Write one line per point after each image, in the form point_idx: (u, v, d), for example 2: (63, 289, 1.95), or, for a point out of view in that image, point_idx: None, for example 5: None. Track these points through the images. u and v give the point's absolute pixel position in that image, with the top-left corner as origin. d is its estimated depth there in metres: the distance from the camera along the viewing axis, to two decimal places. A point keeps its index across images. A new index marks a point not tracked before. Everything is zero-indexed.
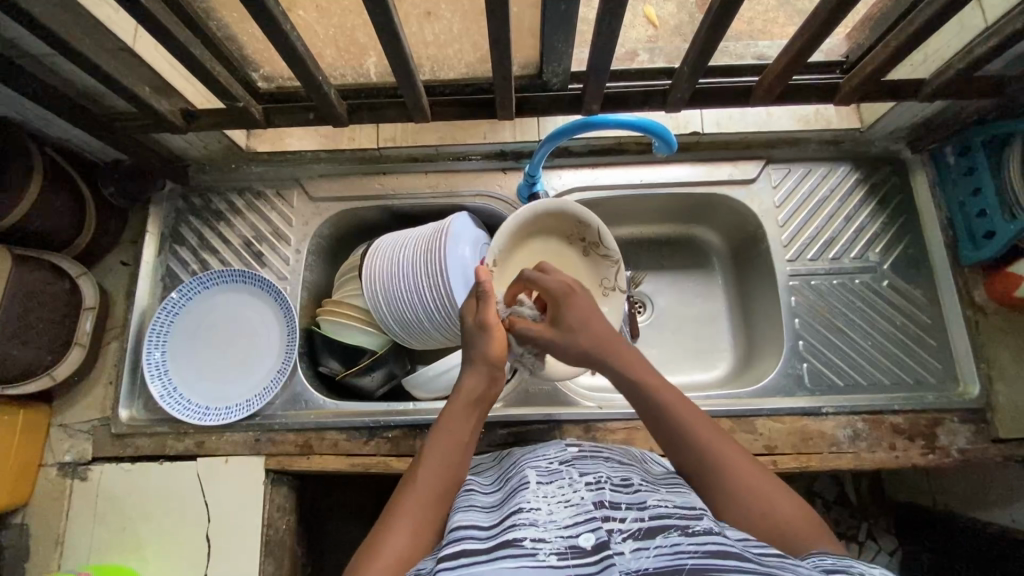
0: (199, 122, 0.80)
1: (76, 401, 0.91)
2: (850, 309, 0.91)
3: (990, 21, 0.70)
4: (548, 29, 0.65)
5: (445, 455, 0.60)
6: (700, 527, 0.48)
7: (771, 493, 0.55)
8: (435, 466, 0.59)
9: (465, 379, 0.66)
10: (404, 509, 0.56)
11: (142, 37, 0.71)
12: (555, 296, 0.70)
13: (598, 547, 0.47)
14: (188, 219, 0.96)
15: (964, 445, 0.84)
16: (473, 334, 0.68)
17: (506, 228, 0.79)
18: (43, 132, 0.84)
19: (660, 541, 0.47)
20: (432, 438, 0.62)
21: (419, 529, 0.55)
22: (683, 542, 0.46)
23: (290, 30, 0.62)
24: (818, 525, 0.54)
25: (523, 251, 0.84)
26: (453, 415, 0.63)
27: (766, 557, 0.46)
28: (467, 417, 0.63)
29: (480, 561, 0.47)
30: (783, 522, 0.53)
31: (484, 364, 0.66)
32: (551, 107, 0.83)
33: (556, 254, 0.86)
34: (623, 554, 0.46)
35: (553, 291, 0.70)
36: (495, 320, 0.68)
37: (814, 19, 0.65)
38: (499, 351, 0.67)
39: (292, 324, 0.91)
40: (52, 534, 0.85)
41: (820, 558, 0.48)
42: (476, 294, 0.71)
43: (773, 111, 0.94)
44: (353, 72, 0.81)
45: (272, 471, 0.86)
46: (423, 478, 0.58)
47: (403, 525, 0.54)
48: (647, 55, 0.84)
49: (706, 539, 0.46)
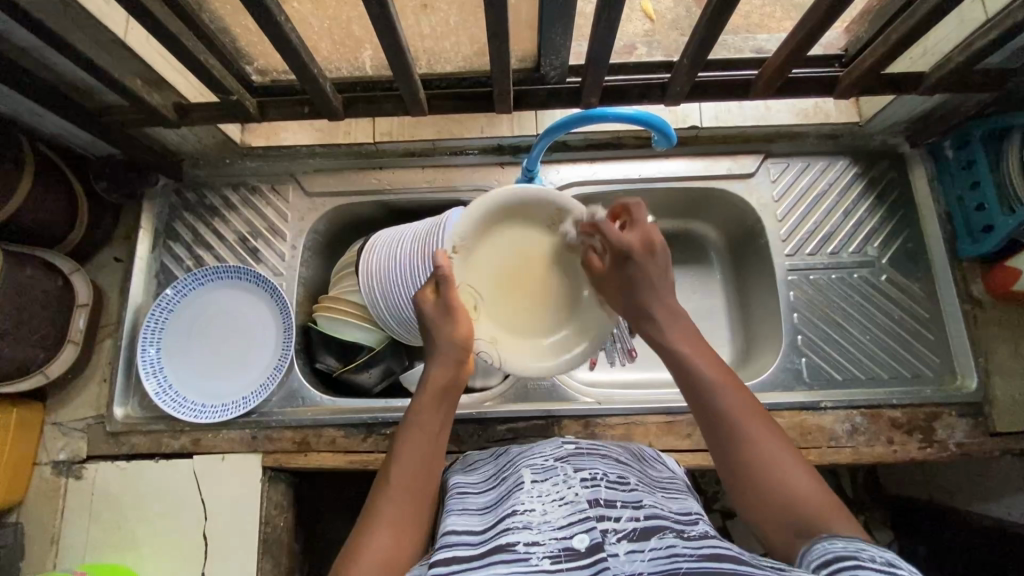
0: (194, 116, 0.79)
1: (70, 399, 0.90)
2: (848, 304, 0.91)
3: (990, 14, 0.70)
4: (547, 22, 0.65)
5: (418, 450, 0.60)
6: (694, 532, 0.49)
7: (789, 468, 0.54)
8: (409, 462, 0.59)
9: (432, 370, 0.65)
10: (381, 509, 0.56)
11: (133, 30, 0.70)
12: (617, 252, 0.67)
13: (592, 549, 0.47)
14: (182, 214, 0.95)
15: (961, 439, 0.84)
16: (438, 318, 0.66)
17: (471, 215, 0.68)
18: (33, 126, 0.82)
19: (655, 543, 0.47)
20: (402, 434, 0.62)
21: (399, 527, 0.55)
22: (678, 545, 0.46)
23: (285, 21, 0.61)
24: (839, 506, 0.52)
25: (496, 237, 0.71)
26: (420, 407, 0.63)
27: (759, 561, 0.46)
28: (435, 409, 0.63)
29: (473, 567, 0.47)
30: (796, 498, 0.52)
31: (448, 351, 0.65)
32: (549, 100, 0.82)
33: (534, 245, 0.72)
34: (617, 556, 0.46)
35: (619, 249, 0.67)
36: (456, 301, 0.66)
37: (814, 12, 0.64)
38: (465, 332, 0.66)
39: (287, 320, 0.90)
40: (47, 533, 0.84)
41: (828, 543, 0.47)
42: (434, 279, 0.67)
43: (771, 105, 0.94)
44: (349, 66, 0.80)
45: (269, 468, 0.86)
46: (399, 476, 0.58)
47: (382, 526, 0.54)
48: (646, 48, 0.84)
49: (701, 543, 0.47)
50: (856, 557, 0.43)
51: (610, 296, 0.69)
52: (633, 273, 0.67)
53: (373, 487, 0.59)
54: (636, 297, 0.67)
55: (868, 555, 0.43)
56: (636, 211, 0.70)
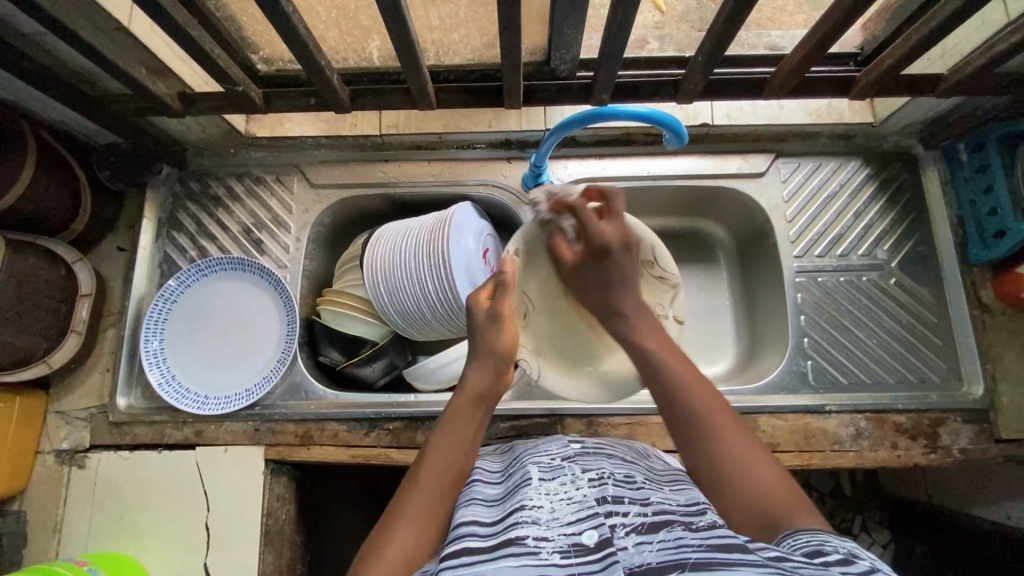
0: (199, 106, 0.78)
1: (73, 388, 0.90)
2: (856, 308, 0.90)
3: (1013, 16, 0.68)
4: (559, 16, 0.63)
5: (449, 453, 0.59)
6: (703, 523, 0.48)
7: (755, 462, 0.55)
8: (439, 464, 0.59)
9: (471, 375, 0.65)
10: (408, 506, 0.56)
11: (138, 17, 0.69)
12: (594, 248, 0.69)
13: (601, 544, 0.46)
14: (186, 203, 0.94)
15: (966, 445, 0.84)
16: (485, 325, 0.66)
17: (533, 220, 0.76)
18: (35, 112, 0.81)
19: (663, 536, 0.46)
20: (437, 436, 0.61)
21: (423, 528, 0.54)
22: (686, 536, 0.45)
23: (292, 11, 0.60)
24: (802, 499, 0.52)
25: (561, 254, 0.78)
26: (457, 414, 0.62)
27: (765, 552, 0.44)
28: (471, 415, 0.63)
29: (482, 560, 0.46)
30: (762, 489, 0.53)
31: (490, 358, 0.65)
32: (559, 96, 0.80)
33: None
34: (626, 549, 0.45)
35: (596, 245, 0.69)
36: (507, 311, 0.66)
37: (833, 12, 0.63)
38: (508, 342, 0.65)
39: (291, 313, 0.89)
40: (49, 521, 0.85)
41: (793, 537, 0.47)
42: (496, 281, 0.69)
43: (784, 104, 0.92)
44: (356, 56, 0.79)
45: (271, 461, 0.86)
46: (428, 476, 0.58)
47: (407, 523, 0.54)
48: (658, 42, 0.85)
49: (710, 534, 0.46)
50: (822, 549, 0.44)
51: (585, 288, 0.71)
52: (608, 269, 0.69)
53: (402, 484, 0.59)
54: (608, 292, 0.69)
55: (831, 548, 0.44)
56: (612, 197, 0.71)
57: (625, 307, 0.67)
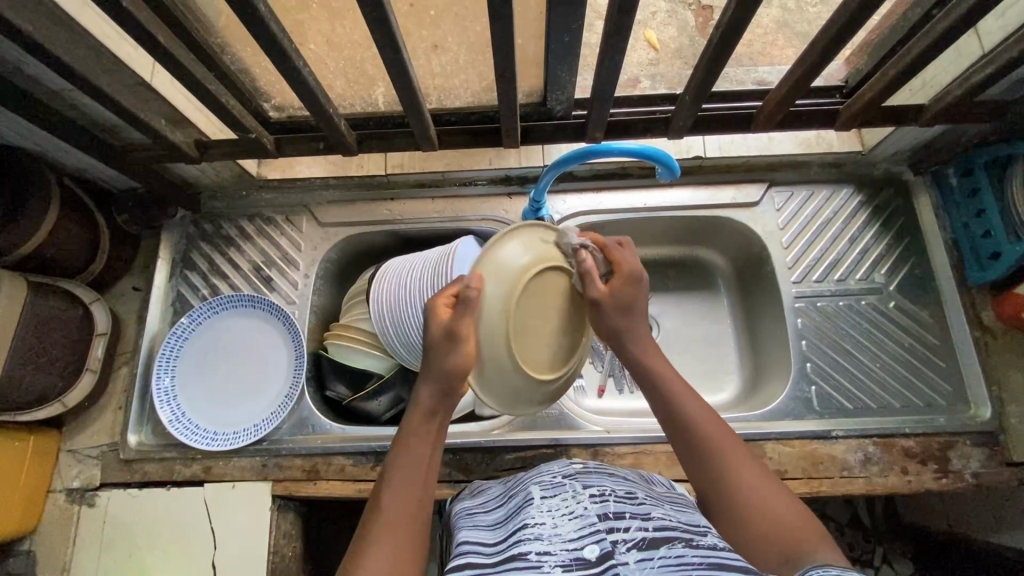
0: (212, 152, 0.82)
1: (86, 426, 0.92)
2: (856, 331, 0.91)
3: (986, 48, 0.72)
4: (553, 61, 0.67)
5: (411, 475, 0.58)
6: (703, 541, 0.49)
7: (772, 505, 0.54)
8: (400, 483, 0.57)
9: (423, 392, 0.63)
10: (379, 528, 0.54)
11: (159, 73, 0.73)
12: (624, 273, 0.68)
13: (602, 557, 0.47)
14: (199, 244, 0.98)
15: (977, 469, 0.83)
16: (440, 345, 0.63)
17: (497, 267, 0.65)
18: (60, 162, 0.86)
19: (664, 552, 0.46)
20: (393, 459, 0.60)
21: (400, 546, 0.53)
22: (687, 554, 0.46)
23: (301, 64, 0.64)
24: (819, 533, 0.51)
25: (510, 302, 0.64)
26: (411, 431, 0.61)
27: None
28: (426, 435, 0.61)
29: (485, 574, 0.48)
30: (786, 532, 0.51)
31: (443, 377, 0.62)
32: (555, 135, 0.84)
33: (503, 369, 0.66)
34: (627, 565, 0.46)
35: (636, 270, 0.68)
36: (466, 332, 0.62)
37: (812, 51, 0.66)
38: (461, 361, 0.62)
39: (299, 348, 0.91)
40: (59, 561, 0.85)
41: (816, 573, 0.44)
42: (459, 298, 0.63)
43: (774, 136, 0.95)
44: (362, 102, 0.83)
45: (279, 497, 0.87)
46: (392, 496, 0.56)
47: (388, 534, 0.53)
48: (649, 82, 0.93)
49: (710, 552, 0.46)
50: None
51: (605, 307, 0.66)
52: (633, 297, 0.68)
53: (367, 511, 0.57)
54: (629, 317, 0.67)
55: None
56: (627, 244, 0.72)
57: (638, 331, 0.68)
